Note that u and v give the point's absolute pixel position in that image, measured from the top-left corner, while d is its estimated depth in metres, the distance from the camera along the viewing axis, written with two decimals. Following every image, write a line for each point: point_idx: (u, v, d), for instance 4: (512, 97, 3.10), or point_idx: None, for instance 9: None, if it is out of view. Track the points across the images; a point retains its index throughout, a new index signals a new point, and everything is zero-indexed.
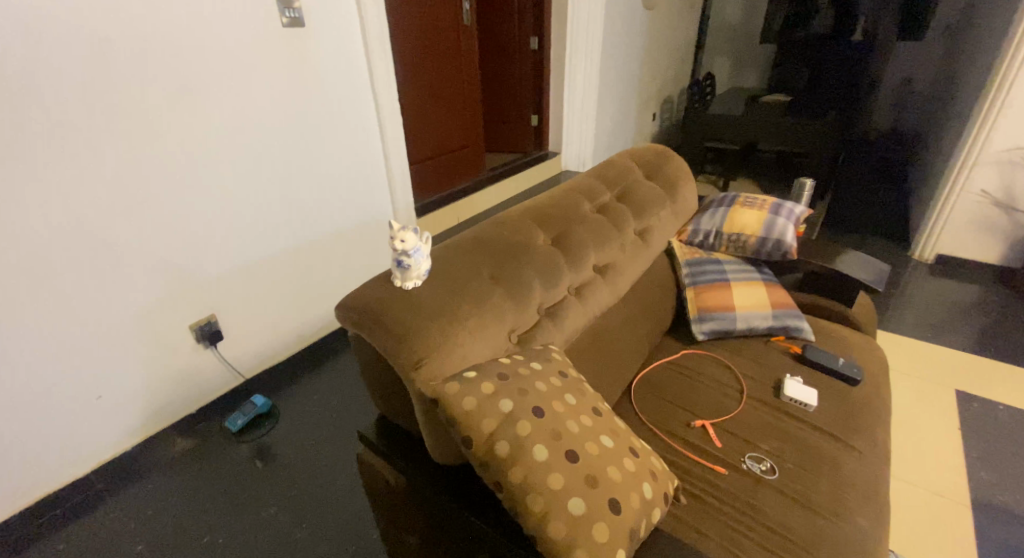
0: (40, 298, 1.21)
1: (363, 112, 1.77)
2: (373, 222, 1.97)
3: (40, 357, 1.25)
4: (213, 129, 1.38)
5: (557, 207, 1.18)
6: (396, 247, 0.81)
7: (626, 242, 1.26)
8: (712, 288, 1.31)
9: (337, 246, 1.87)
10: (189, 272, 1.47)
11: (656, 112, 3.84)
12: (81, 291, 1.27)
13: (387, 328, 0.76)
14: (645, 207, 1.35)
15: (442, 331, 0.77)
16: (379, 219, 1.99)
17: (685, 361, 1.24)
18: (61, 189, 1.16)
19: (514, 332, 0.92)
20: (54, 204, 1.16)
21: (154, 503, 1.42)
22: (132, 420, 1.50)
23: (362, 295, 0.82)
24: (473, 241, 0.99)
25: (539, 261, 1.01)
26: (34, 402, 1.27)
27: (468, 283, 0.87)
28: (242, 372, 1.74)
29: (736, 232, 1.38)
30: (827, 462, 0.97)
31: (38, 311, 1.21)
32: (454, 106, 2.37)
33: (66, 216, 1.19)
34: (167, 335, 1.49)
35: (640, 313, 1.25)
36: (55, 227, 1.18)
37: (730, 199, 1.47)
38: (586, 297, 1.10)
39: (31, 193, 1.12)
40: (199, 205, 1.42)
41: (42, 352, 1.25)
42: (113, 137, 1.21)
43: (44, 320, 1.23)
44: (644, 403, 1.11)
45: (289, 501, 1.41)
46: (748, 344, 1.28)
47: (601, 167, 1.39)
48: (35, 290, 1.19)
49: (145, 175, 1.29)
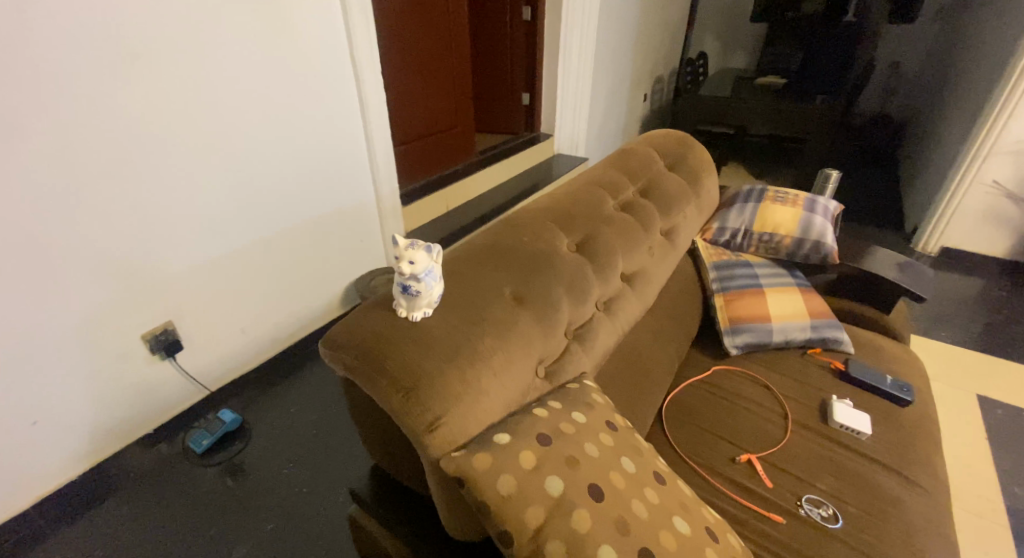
0: None
1: (343, 87, 1.54)
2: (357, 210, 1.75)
3: None
4: (164, 106, 1.16)
5: (579, 205, 1.00)
6: (400, 270, 0.62)
7: (653, 245, 1.10)
8: (744, 295, 1.17)
9: (315, 241, 1.65)
10: (137, 274, 1.24)
11: (649, 93, 3.66)
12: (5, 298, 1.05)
13: (392, 377, 0.58)
14: (671, 204, 1.19)
15: (461, 379, 0.60)
16: (364, 207, 1.77)
17: (717, 380, 1.10)
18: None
19: (541, 364, 0.76)
20: None
21: (105, 541, 1.22)
22: (79, 443, 1.29)
23: (356, 330, 0.64)
24: (487, 250, 0.82)
25: (565, 274, 0.84)
26: None
27: (488, 309, 0.70)
28: (206, 383, 1.53)
29: (769, 232, 1.24)
30: (894, 505, 0.85)
31: None
32: (441, 83, 2.14)
33: None
34: (116, 347, 1.27)
35: (667, 327, 1.11)
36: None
37: (757, 192, 1.33)
38: (615, 313, 0.95)
39: None
40: (149, 196, 1.20)
41: None
42: (35, 112, 0.98)
43: None
44: (680, 432, 0.97)
45: (266, 537, 1.24)
46: (784, 358, 1.15)
47: (620, 156, 1.23)
48: None
49: (80, 160, 1.06)
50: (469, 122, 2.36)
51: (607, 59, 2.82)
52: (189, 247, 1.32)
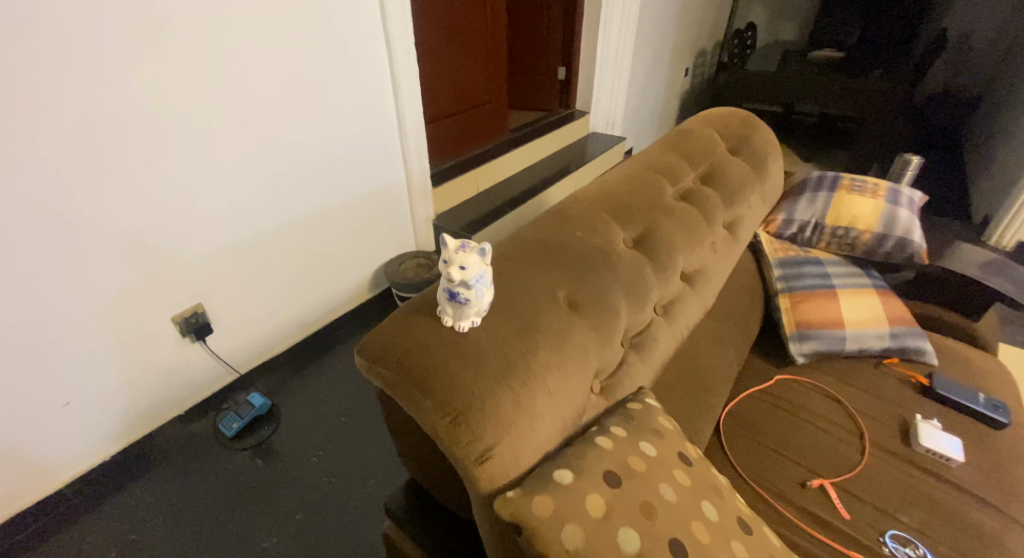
0: None
1: (373, 57, 1.43)
2: (347, 209, 1.57)
3: None
4: (184, 80, 1.08)
5: (636, 193, 0.90)
6: (447, 275, 0.53)
7: (716, 239, 1.00)
8: (814, 297, 1.06)
9: (314, 236, 1.51)
10: (165, 256, 1.20)
11: (690, 67, 3.28)
12: (33, 281, 1.02)
13: (437, 399, 0.50)
14: (735, 192, 1.07)
15: (515, 403, 0.52)
16: (354, 206, 1.58)
17: (781, 392, 1.00)
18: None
19: (597, 378, 0.67)
20: None
21: (137, 524, 1.21)
22: (110, 425, 1.27)
23: (395, 340, 0.56)
24: (538, 246, 0.73)
25: (624, 275, 0.75)
26: None
27: (543, 316, 0.61)
28: (236, 365, 1.50)
29: (844, 226, 1.12)
30: (991, 544, 0.75)
31: None
32: (473, 55, 2.01)
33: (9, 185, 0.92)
34: (147, 329, 1.24)
35: (725, 331, 1.01)
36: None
37: (830, 180, 1.20)
38: (674, 317, 0.86)
39: None
40: (173, 177, 1.14)
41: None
42: (53, 87, 0.92)
43: None
44: (743, 449, 0.88)
45: (296, 526, 1.22)
46: (855, 369, 1.04)
47: (679, 137, 1.11)
48: None
49: (105, 136, 1.01)
50: (503, 98, 2.23)
51: (652, 28, 2.62)
52: (217, 228, 1.27)
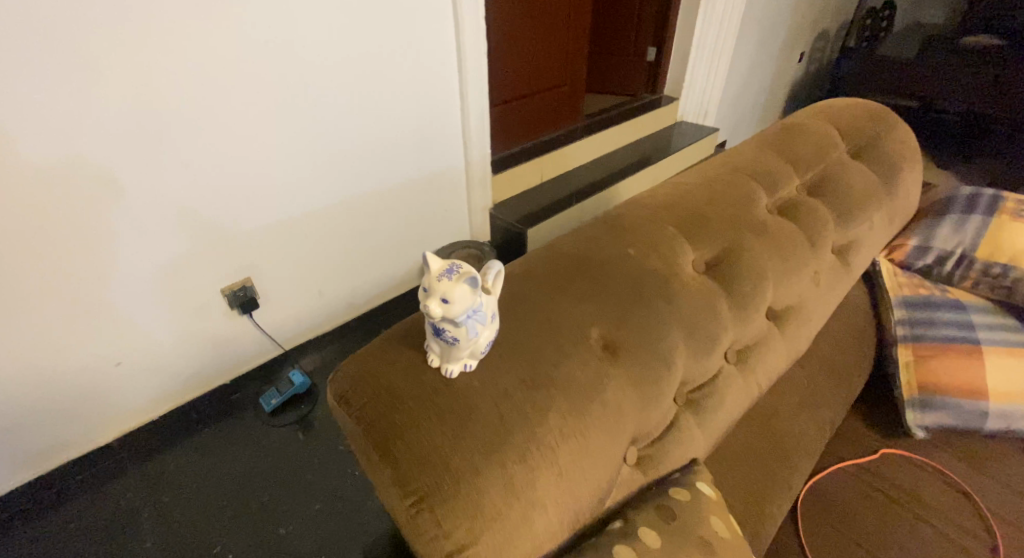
0: (46, 248, 0.96)
1: (432, 30, 1.28)
2: (369, 201, 1.40)
3: (46, 318, 1.02)
4: (214, 59, 0.99)
5: (720, 202, 0.71)
6: (428, 307, 0.40)
7: (820, 270, 0.78)
8: (946, 353, 0.81)
9: (334, 229, 1.37)
10: (216, 228, 1.16)
11: (807, 51, 2.84)
12: (73, 264, 1.00)
13: (400, 472, 0.38)
14: (854, 210, 0.84)
15: (507, 488, 0.39)
16: (376, 197, 1.41)
17: (889, 472, 0.77)
18: (17, 146, 0.85)
19: (633, 447, 0.52)
20: (50, 129, 0.87)
21: (170, 488, 1.22)
22: (158, 387, 1.27)
23: (366, 378, 0.44)
24: (579, 264, 0.57)
25: (688, 310, 0.58)
26: (41, 368, 1.06)
27: (568, 363, 0.46)
28: (281, 341, 1.45)
29: (1001, 263, 0.85)
30: None
31: (33, 265, 0.96)
32: (550, 32, 1.84)
33: (66, 149, 0.90)
34: (195, 301, 1.21)
35: (814, 385, 0.81)
36: (21, 190, 0.88)
37: (987, 201, 0.93)
38: (750, 367, 0.68)
39: (16, 117, 0.83)
40: (208, 162, 1.08)
41: (54, 311, 1.02)
42: (84, 70, 0.86)
43: (48, 275, 0.98)
44: (824, 543, 0.69)
45: (311, 518, 1.16)
46: (995, 455, 0.79)
47: (785, 134, 0.88)
48: (32, 240, 0.93)
49: (162, 102, 0.96)
50: (581, 78, 2.05)
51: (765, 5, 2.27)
52: (267, 203, 1.21)
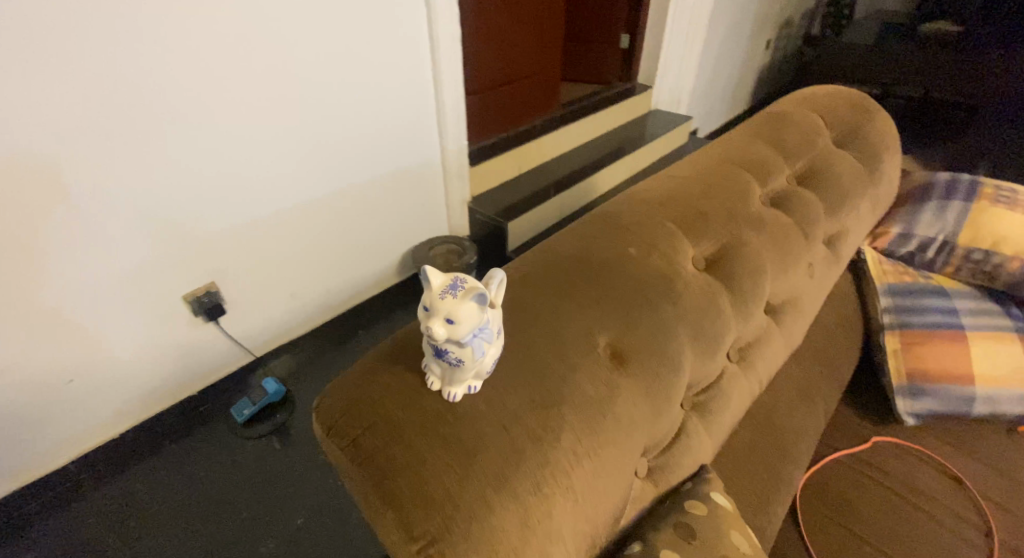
0: None
1: (409, 18, 1.22)
2: (342, 197, 1.33)
3: None
4: (175, 47, 0.90)
5: (717, 194, 0.68)
6: (430, 328, 0.36)
7: (813, 261, 0.77)
8: (933, 341, 0.82)
9: (307, 228, 1.30)
10: (179, 230, 1.07)
11: (775, 38, 2.87)
12: (16, 275, 0.90)
13: (404, 516, 0.34)
14: (843, 199, 0.83)
15: (523, 523, 0.35)
16: (350, 192, 1.34)
17: (883, 461, 0.77)
18: None
19: (644, 459, 0.49)
20: None
21: (138, 510, 1.14)
22: (117, 403, 1.17)
23: (357, 407, 0.39)
24: (578, 266, 0.54)
25: (694, 311, 0.55)
26: None
27: (577, 377, 0.43)
28: (253, 347, 1.37)
29: (981, 249, 0.87)
30: None
31: None
32: (524, 19, 1.78)
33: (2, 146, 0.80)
34: (158, 309, 1.12)
35: (808, 377, 0.80)
36: None
37: (964, 186, 0.94)
38: (750, 364, 0.66)
39: None
40: (170, 158, 0.99)
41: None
42: (22, 57, 0.76)
43: None
44: (826, 538, 0.68)
45: (294, 534, 1.10)
46: (981, 438, 0.81)
47: (774, 123, 0.87)
48: None
49: (114, 92, 0.87)
50: (556, 66, 2.00)
51: None
52: (235, 201, 1.13)
